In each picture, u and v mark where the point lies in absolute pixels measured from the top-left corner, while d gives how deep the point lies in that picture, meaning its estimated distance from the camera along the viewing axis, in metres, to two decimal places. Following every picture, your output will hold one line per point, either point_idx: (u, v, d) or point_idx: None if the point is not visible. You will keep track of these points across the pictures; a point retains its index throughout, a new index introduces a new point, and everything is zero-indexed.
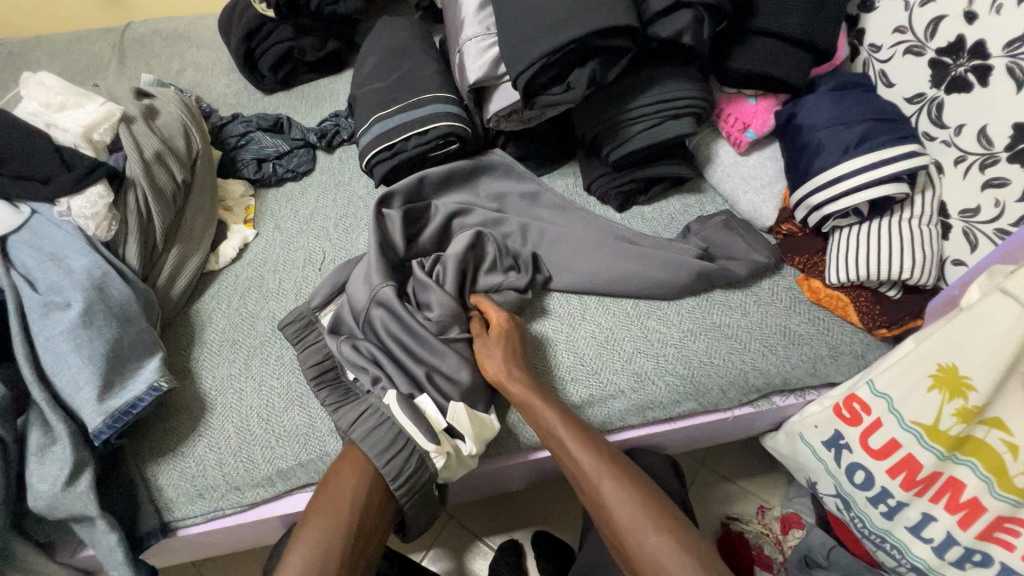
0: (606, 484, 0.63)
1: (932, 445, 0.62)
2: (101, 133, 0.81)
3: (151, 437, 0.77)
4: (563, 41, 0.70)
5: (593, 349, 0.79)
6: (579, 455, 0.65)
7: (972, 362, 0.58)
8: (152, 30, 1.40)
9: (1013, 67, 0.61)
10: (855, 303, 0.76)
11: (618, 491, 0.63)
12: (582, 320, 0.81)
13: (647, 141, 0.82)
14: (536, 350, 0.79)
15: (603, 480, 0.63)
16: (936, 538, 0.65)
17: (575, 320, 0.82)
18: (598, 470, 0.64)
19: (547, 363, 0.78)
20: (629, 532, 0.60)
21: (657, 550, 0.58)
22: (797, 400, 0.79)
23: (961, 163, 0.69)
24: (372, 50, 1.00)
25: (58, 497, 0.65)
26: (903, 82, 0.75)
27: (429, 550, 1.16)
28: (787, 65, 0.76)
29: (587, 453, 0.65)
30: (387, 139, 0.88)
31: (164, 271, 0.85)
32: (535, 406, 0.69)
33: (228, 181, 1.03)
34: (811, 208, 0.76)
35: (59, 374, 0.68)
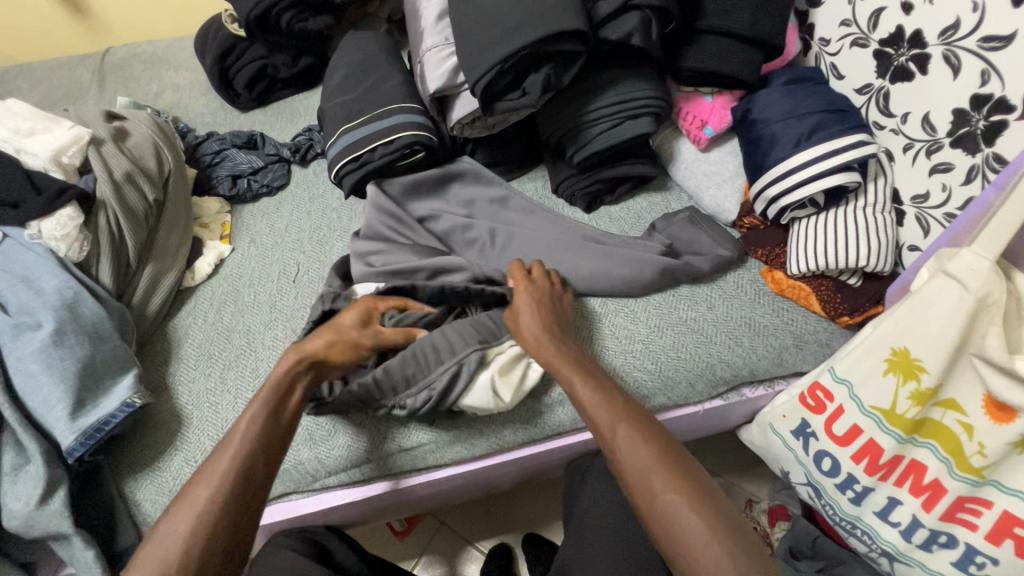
0: (620, 437, 0.58)
1: (891, 428, 0.63)
2: (70, 156, 0.82)
3: (127, 453, 0.77)
4: (514, 48, 0.72)
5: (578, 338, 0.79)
6: (595, 406, 0.61)
7: (923, 344, 0.58)
8: (131, 54, 1.43)
9: (949, 55, 0.63)
10: (817, 292, 0.77)
11: (635, 443, 0.57)
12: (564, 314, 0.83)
13: (606, 143, 0.83)
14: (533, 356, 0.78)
15: (616, 432, 0.58)
16: (903, 521, 0.65)
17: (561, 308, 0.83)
18: (610, 422, 0.59)
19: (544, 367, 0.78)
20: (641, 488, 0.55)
21: (667, 505, 0.53)
22: (766, 391, 0.80)
23: (909, 151, 0.70)
24: (339, 64, 1.02)
25: (33, 515, 0.66)
26: (852, 74, 0.76)
27: (421, 557, 1.16)
28: (738, 63, 0.78)
29: (604, 403, 0.61)
30: (354, 150, 0.89)
31: (139, 289, 0.86)
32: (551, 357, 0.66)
33: (203, 198, 1.05)
34: (769, 200, 0.77)
35: (31, 394, 0.69)
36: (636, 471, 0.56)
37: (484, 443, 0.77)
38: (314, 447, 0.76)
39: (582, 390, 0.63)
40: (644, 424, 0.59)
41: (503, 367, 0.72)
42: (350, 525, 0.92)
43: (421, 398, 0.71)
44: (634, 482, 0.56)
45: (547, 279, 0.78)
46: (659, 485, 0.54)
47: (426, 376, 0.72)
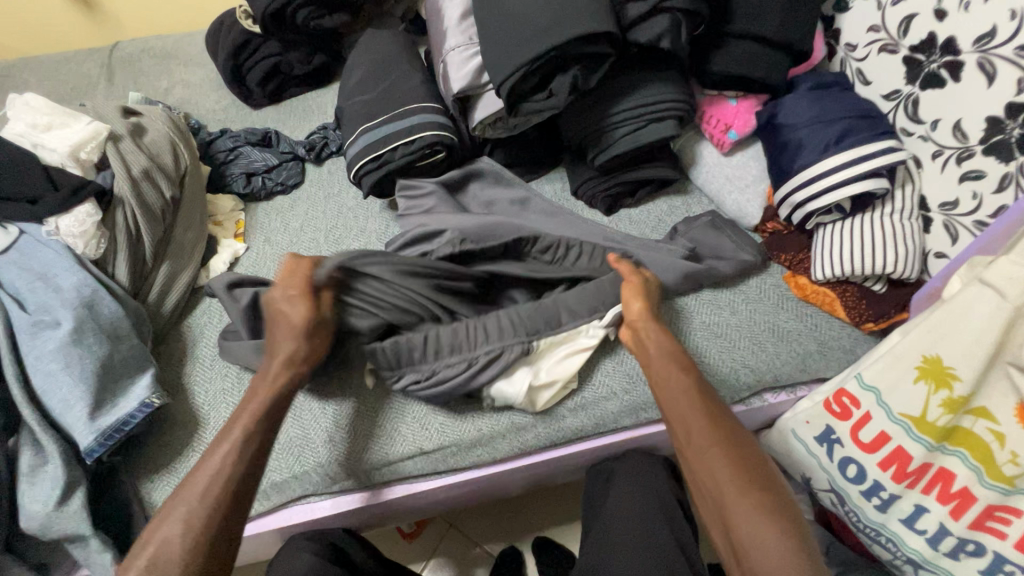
0: (714, 443, 0.58)
1: (921, 436, 0.62)
2: (88, 152, 0.81)
3: (143, 454, 0.76)
4: (544, 49, 0.71)
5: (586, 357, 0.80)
6: (698, 412, 0.61)
7: (955, 351, 0.58)
8: (140, 48, 1.41)
9: (983, 62, 0.63)
10: (841, 298, 0.77)
11: (725, 464, 0.57)
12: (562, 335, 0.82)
13: (630, 144, 0.83)
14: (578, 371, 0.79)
15: (710, 440, 0.59)
16: (930, 529, 0.65)
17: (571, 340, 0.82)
18: (711, 425, 0.60)
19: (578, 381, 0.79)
20: (728, 495, 0.55)
21: (751, 517, 0.53)
22: (788, 396, 0.80)
23: (938, 158, 0.70)
24: (358, 62, 1.01)
25: (50, 517, 0.65)
26: (880, 80, 0.76)
27: (430, 559, 1.15)
28: (765, 66, 0.78)
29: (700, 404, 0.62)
30: (375, 149, 0.88)
31: (155, 287, 0.85)
32: (662, 355, 0.68)
33: (217, 196, 1.03)
34: (794, 206, 0.77)
35: (50, 393, 0.68)
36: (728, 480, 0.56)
37: (507, 445, 0.77)
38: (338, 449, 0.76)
39: (684, 388, 0.64)
40: (740, 448, 0.58)
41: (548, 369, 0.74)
42: (365, 528, 0.92)
43: (459, 366, 0.72)
44: (724, 486, 0.56)
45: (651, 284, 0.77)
46: (747, 495, 0.55)
47: (471, 350, 0.73)
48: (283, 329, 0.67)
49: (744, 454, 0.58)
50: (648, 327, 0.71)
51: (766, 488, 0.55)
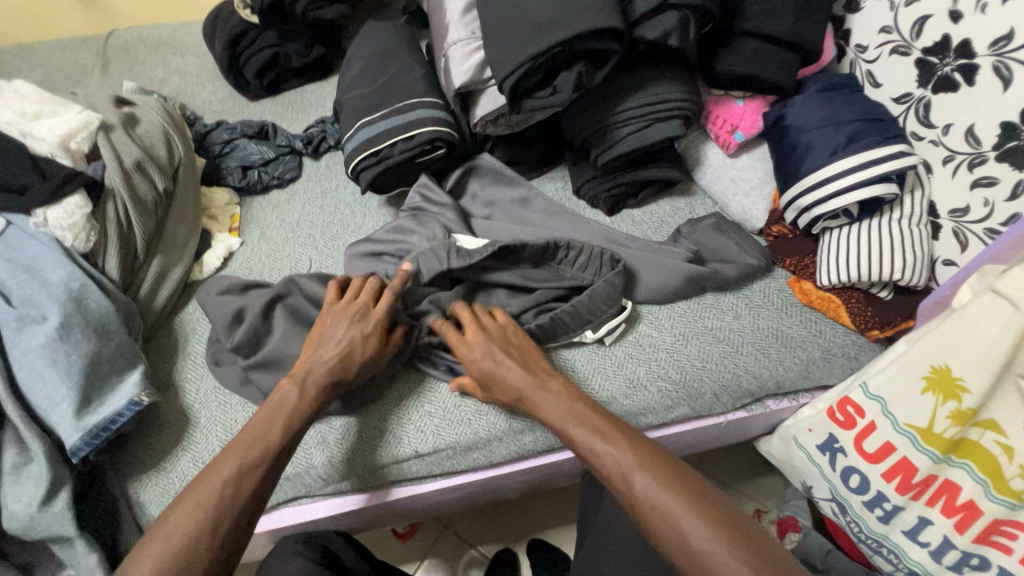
0: (665, 497, 0.54)
1: (928, 447, 0.61)
2: (79, 142, 0.79)
3: (131, 453, 0.74)
4: (548, 44, 0.70)
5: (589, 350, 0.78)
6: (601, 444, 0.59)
7: (966, 362, 0.57)
8: (135, 37, 1.39)
9: (999, 66, 0.61)
10: (846, 304, 0.75)
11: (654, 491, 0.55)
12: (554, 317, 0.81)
13: (635, 144, 0.81)
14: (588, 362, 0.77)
15: (663, 490, 0.54)
16: (933, 542, 0.64)
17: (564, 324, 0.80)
18: (653, 480, 0.55)
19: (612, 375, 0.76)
20: (699, 549, 0.51)
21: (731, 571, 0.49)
22: (790, 403, 0.78)
23: (949, 163, 0.69)
24: (358, 55, 0.99)
25: (34, 518, 0.64)
26: (891, 83, 0.75)
27: (422, 560, 1.14)
28: (774, 66, 0.76)
29: (624, 450, 0.58)
30: (373, 144, 0.86)
31: (146, 282, 0.83)
32: (567, 411, 0.63)
33: (212, 189, 1.01)
34: (801, 209, 0.75)
35: (35, 390, 0.66)
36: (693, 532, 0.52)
37: (504, 449, 0.75)
38: (377, 445, 0.74)
39: (592, 441, 0.60)
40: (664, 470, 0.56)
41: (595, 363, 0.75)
42: (359, 529, 0.90)
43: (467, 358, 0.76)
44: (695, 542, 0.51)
45: (494, 321, 0.72)
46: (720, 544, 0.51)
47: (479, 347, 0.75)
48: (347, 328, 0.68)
49: (699, 500, 0.54)
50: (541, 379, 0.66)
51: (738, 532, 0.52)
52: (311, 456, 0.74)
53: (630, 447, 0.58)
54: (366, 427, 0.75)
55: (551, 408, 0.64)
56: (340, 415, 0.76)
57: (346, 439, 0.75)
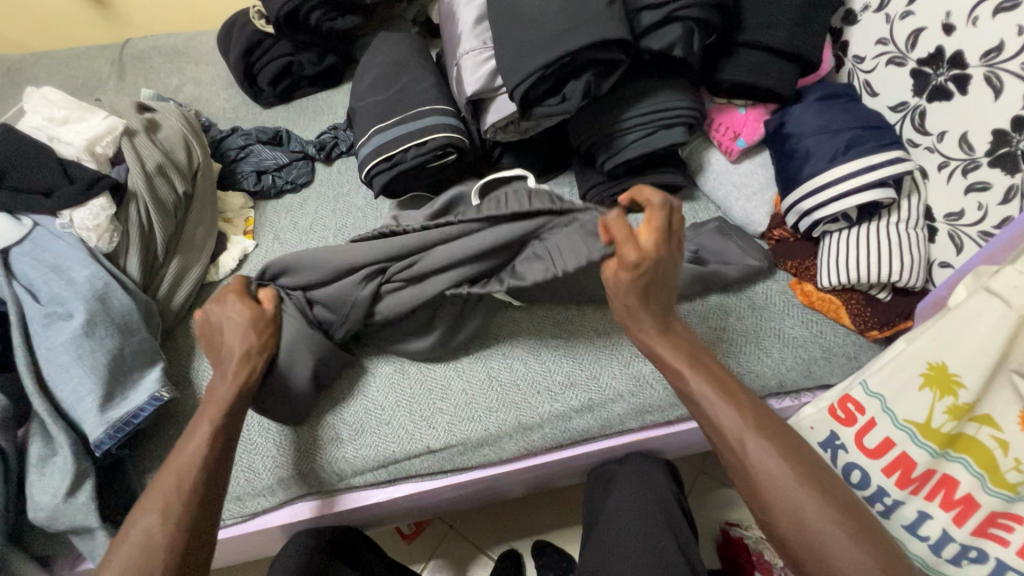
0: (777, 468, 0.53)
1: (926, 442, 0.63)
2: (104, 147, 0.82)
3: (150, 448, 0.76)
4: (558, 54, 0.73)
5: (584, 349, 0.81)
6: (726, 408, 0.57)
7: (962, 359, 0.59)
8: (151, 46, 1.42)
9: (990, 76, 0.64)
10: (846, 305, 0.78)
11: (768, 461, 0.53)
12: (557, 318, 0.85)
13: (641, 150, 0.84)
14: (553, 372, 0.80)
15: (761, 448, 0.54)
16: (932, 535, 0.66)
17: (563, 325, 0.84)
18: (752, 436, 0.55)
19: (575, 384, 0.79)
20: (794, 508, 0.51)
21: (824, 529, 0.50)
22: (792, 402, 0.80)
23: (944, 169, 0.72)
24: (371, 64, 1.02)
25: (59, 508, 0.65)
26: (887, 92, 0.78)
27: (429, 561, 1.15)
28: (776, 76, 0.79)
29: (736, 415, 0.56)
30: (387, 150, 0.89)
31: (165, 282, 0.85)
32: (673, 360, 0.61)
33: (227, 193, 1.04)
34: (801, 213, 0.78)
35: (60, 384, 0.69)
36: (789, 491, 0.52)
37: (515, 445, 0.77)
38: (343, 446, 0.76)
39: (709, 399, 0.58)
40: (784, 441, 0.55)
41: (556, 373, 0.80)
42: (370, 526, 0.92)
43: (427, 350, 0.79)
44: (783, 499, 0.52)
45: (665, 219, 0.59)
46: (823, 505, 0.51)
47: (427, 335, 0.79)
48: (232, 331, 0.69)
49: (810, 466, 0.54)
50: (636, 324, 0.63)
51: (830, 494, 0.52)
52: (325, 451, 0.76)
53: (736, 404, 0.57)
54: (336, 428, 0.77)
55: (662, 354, 0.61)
56: (332, 416, 0.78)
57: (360, 435, 0.77)
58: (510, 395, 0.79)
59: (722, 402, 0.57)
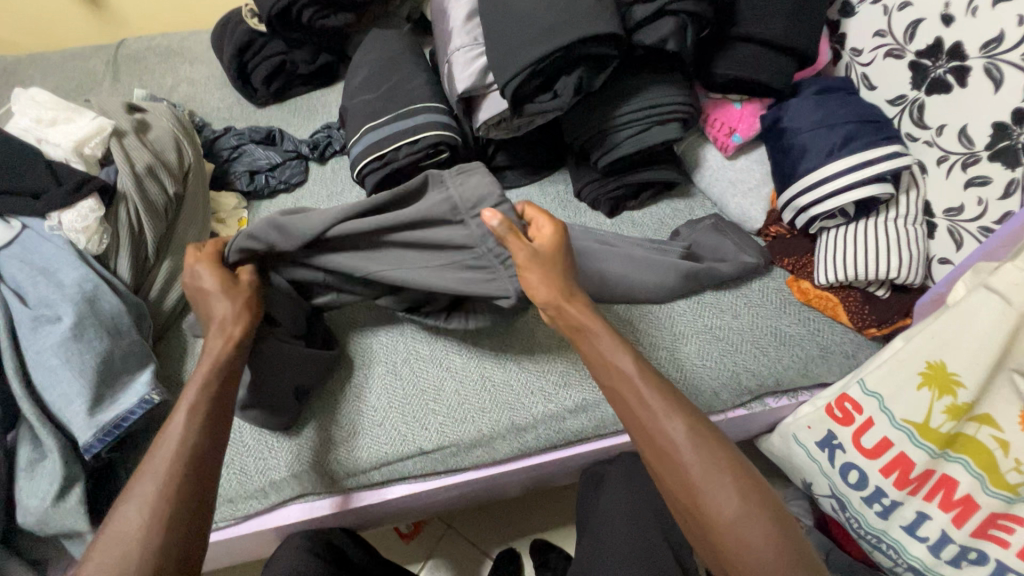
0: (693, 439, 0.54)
1: (924, 442, 0.62)
2: (92, 147, 0.81)
3: (142, 451, 0.76)
4: (549, 50, 0.72)
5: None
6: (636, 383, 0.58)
7: (961, 358, 0.58)
8: (145, 46, 1.42)
9: (990, 68, 0.63)
10: (844, 303, 0.77)
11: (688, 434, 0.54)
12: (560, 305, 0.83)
13: (635, 146, 0.82)
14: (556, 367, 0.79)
15: (671, 424, 0.54)
16: (931, 536, 0.65)
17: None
18: (666, 413, 0.55)
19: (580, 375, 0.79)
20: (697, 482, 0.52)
21: (723, 502, 0.51)
22: (790, 401, 0.79)
23: (943, 163, 0.70)
24: (362, 62, 1.01)
25: (48, 512, 0.65)
26: (885, 85, 0.76)
27: (426, 561, 1.15)
28: (771, 70, 0.78)
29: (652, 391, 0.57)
30: (378, 148, 0.88)
31: (156, 284, 0.85)
32: (599, 338, 0.61)
33: (220, 193, 1.03)
34: (798, 210, 0.77)
35: (49, 388, 0.68)
36: (693, 463, 0.52)
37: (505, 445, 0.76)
38: (336, 448, 0.75)
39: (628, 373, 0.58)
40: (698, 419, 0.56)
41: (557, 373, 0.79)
42: (364, 528, 0.91)
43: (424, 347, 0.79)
44: (690, 473, 0.52)
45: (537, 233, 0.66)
46: (719, 470, 0.52)
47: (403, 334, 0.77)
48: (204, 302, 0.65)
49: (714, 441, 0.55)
50: (568, 301, 0.62)
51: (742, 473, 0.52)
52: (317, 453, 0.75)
53: (651, 380, 0.57)
54: (330, 431, 0.77)
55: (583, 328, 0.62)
56: (325, 419, 0.77)
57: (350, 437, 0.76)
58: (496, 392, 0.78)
59: (638, 378, 0.57)
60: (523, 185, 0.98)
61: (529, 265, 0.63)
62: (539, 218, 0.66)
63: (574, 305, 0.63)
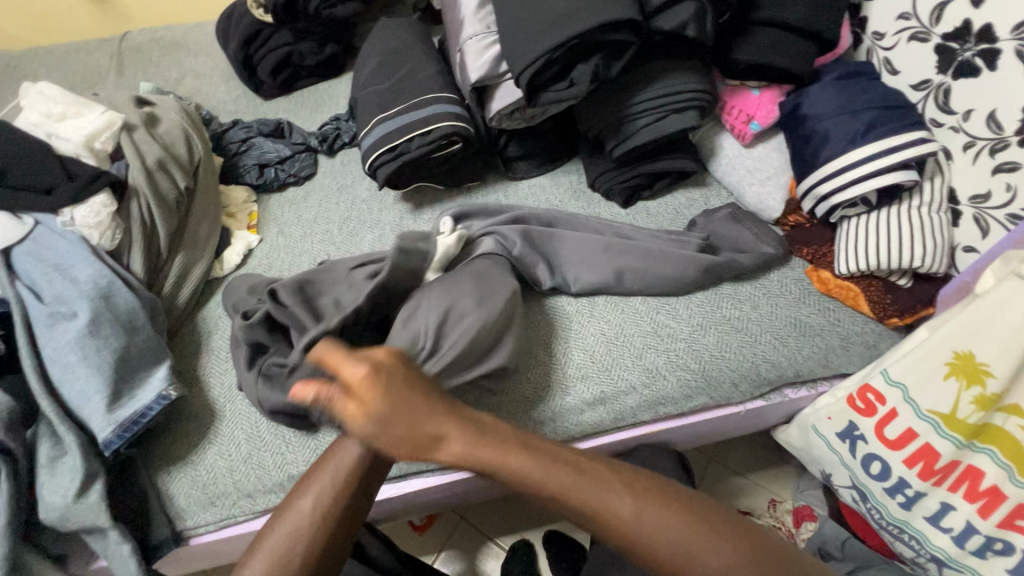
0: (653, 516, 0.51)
1: (950, 433, 0.61)
2: (103, 142, 0.81)
3: (160, 446, 0.76)
4: (566, 37, 0.70)
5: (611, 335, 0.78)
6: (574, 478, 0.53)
7: (989, 348, 0.58)
8: (149, 39, 1.40)
9: (1022, 50, 0.61)
10: (865, 292, 0.76)
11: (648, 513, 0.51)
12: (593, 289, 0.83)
13: (651, 136, 0.81)
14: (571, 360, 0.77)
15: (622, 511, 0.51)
16: (956, 527, 0.64)
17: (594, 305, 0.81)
18: (605, 505, 0.51)
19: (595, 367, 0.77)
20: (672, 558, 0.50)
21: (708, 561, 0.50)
22: (809, 392, 0.78)
23: (970, 149, 0.69)
24: (371, 52, 1.00)
25: (70, 509, 0.65)
26: (909, 69, 0.75)
27: (441, 552, 1.15)
28: (792, 55, 0.76)
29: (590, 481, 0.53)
30: (390, 140, 0.87)
31: (169, 279, 0.85)
32: (504, 461, 0.52)
33: (229, 187, 1.03)
34: (819, 198, 0.76)
35: (67, 385, 0.68)
36: (664, 543, 0.50)
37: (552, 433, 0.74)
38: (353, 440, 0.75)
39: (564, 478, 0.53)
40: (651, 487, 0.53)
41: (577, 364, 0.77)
42: (381, 520, 0.92)
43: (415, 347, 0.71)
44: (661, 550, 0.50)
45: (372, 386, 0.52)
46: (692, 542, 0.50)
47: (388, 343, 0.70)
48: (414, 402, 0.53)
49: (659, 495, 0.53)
50: (425, 447, 0.52)
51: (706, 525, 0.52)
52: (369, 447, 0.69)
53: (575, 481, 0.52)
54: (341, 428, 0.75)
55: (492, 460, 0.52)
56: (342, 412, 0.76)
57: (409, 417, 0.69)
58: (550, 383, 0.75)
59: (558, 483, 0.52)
60: (536, 176, 0.97)
61: (372, 418, 0.51)
62: (342, 363, 0.54)
63: (450, 437, 0.53)
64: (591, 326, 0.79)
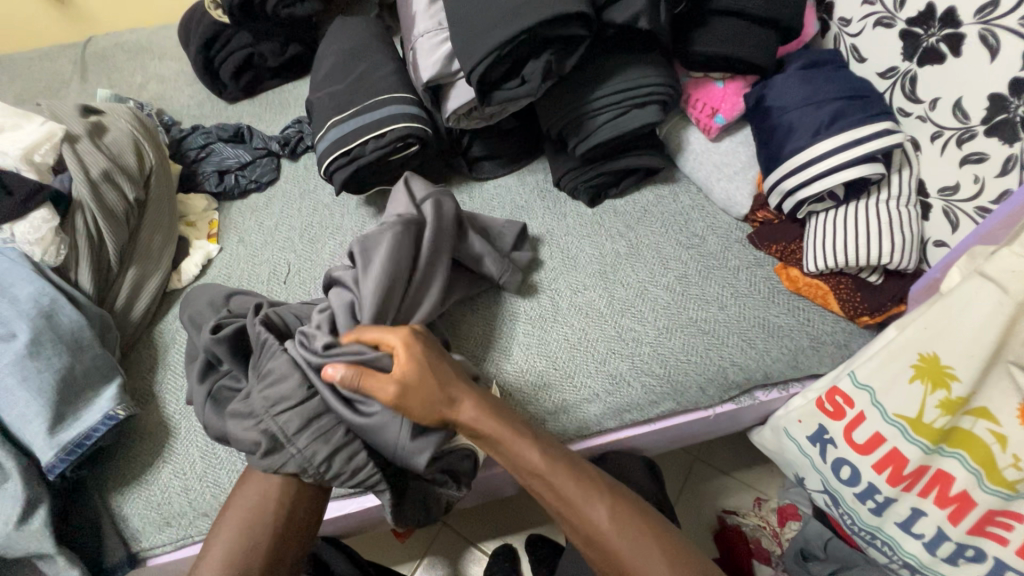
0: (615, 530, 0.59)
1: (917, 438, 0.59)
2: (43, 154, 0.78)
3: (112, 466, 0.74)
4: (514, 32, 0.67)
5: (579, 322, 0.77)
6: (568, 475, 0.61)
7: (955, 351, 0.55)
8: (114, 43, 1.37)
9: (986, 35, 0.59)
10: (835, 291, 0.73)
11: (615, 527, 0.59)
12: (571, 253, 0.84)
13: (612, 133, 0.78)
14: (534, 359, 0.75)
15: (590, 510, 0.60)
16: (927, 533, 0.62)
17: (555, 290, 0.80)
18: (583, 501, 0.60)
19: (556, 370, 0.74)
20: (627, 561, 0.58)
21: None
22: (780, 393, 0.76)
23: (938, 139, 0.66)
24: (328, 52, 0.97)
25: (12, 536, 0.63)
26: (876, 56, 0.72)
27: (421, 560, 1.13)
28: (752, 46, 0.74)
29: (576, 482, 0.61)
30: (344, 144, 0.84)
31: (122, 293, 0.82)
32: (500, 442, 0.60)
33: (189, 195, 1.00)
34: (784, 193, 0.73)
35: (7, 408, 0.66)
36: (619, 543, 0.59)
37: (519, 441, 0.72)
38: None
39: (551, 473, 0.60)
40: (619, 503, 0.61)
41: (540, 369, 0.74)
42: (350, 535, 0.90)
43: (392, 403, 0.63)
44: (616, 549, 0.59)
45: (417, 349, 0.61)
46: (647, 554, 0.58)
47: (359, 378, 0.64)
48: (520, 442, 0.60)
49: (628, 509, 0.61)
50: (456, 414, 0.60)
51: (649, 524, 0.61)
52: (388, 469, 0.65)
53: (557, 467, 0.61)
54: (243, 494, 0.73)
55: (494, 437, 0.60)
56: None
57: None
58: (527, 361, 0.75)
59: (545, 464, 0.60)
60: (500, 176, 0.94)
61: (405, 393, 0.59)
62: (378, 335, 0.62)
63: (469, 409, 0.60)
64: (556, 328, 0.77)
